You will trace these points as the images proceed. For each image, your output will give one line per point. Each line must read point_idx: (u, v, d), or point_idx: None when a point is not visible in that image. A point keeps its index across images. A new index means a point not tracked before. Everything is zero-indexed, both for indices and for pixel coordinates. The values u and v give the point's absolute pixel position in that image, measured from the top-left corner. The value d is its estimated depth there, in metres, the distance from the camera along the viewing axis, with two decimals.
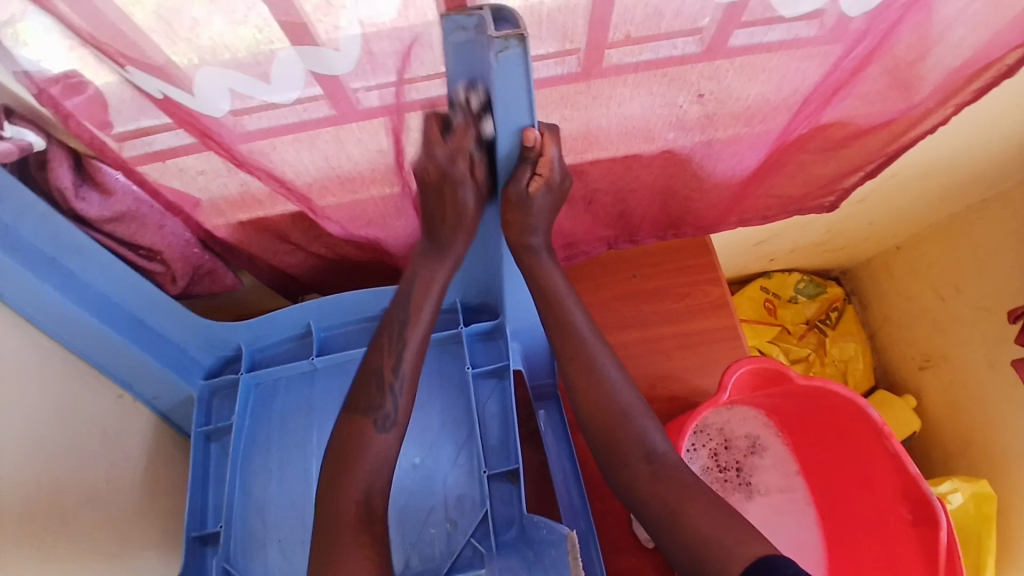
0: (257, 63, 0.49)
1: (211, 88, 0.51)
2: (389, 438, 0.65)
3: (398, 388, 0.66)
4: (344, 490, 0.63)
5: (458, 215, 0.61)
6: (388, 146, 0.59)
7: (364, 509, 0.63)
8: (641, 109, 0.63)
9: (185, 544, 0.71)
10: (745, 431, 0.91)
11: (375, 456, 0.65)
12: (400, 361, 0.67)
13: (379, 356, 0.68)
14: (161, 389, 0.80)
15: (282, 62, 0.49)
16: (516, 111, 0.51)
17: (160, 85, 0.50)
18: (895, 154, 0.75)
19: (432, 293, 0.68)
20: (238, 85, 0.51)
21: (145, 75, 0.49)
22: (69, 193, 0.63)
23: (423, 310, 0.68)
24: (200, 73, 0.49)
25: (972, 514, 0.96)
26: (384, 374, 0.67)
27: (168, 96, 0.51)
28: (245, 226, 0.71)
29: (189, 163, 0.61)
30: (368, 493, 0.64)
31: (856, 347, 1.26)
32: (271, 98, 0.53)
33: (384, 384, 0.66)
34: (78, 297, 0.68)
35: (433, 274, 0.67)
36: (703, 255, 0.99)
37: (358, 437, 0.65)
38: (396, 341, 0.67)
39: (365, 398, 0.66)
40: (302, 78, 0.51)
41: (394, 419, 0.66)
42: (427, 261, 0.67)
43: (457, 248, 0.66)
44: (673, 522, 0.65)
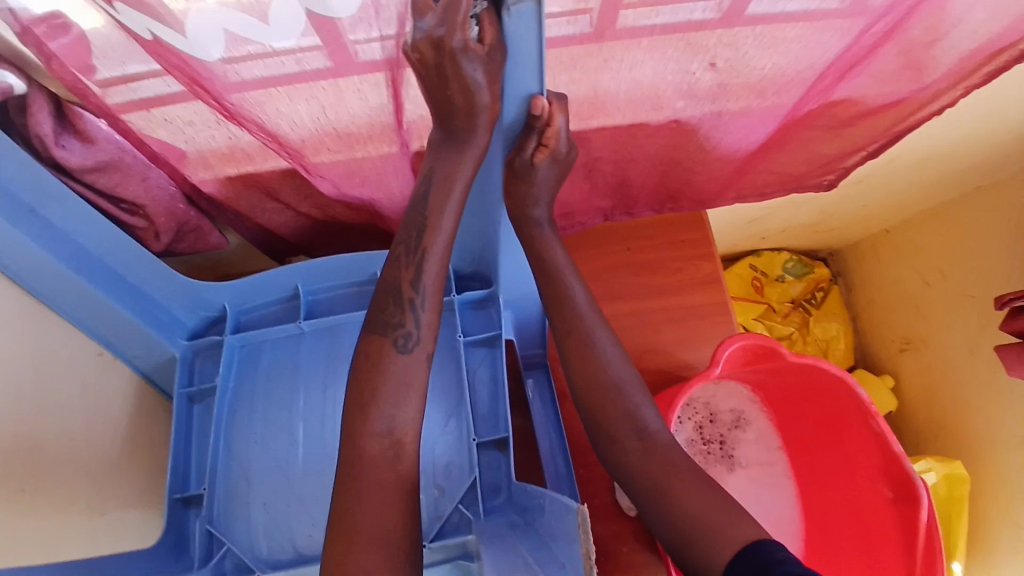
0: (256, 2, 0.45)
1: (203, 27, 0.47)
2: (410, 358, 0.60)
3: (419, 303, 0.61)
4: (362, 431, 0.58)
5: (469, 95, 0.52)
6: (387, 102, 0.57)
7: (387, 441, 0.59)
8: (652, 75, 0.61)
9: (168, 506, 0.71)
10: (729, 406, 0.93)
11: (394, 378, 0.60)
12: (421, 273, 0.61)
13: (397, 269, 0.61)
14: (142, 349, 0.77)
15: (282, 4, 0.45)
16: (524, 77, 0.51)
17: (150, 23, 0.46)
18: (899, 134, 0.73)
19: (455, 196, 0.60)
20: (233, 26, 0.47)
21: (129, 12, 0.45)
22: (49, 141, 0.58)
23: (448, 213, 0.61)
24: (193, 12, 0.46)
25: (943, 496, 1.01)
26: (405, 290, 0.61)
27: (157, 36, 0.48)
28: (232, 180, 0.68)
29: (176, 113, 0.58)
30: (393, 428, 0.59)
31: (838, 327, 1.28)
32: (270, 44, 0.49)
33: (403, 300, 0.61)
34: (56, 248, 0.65)
35: (455, 165, 0.58)
36: (698, 230, 0.98)
37: (376, 360, 0.60)
38: (416, 251, 0.61)
39: (384, 317, 0.61)
40: (301, 22, 0.47)
41: (415, 338, 0.61)
42: (445, 157, 0.58)
43: (479, 132, 0.56)
44: (659, 496, 0.65)
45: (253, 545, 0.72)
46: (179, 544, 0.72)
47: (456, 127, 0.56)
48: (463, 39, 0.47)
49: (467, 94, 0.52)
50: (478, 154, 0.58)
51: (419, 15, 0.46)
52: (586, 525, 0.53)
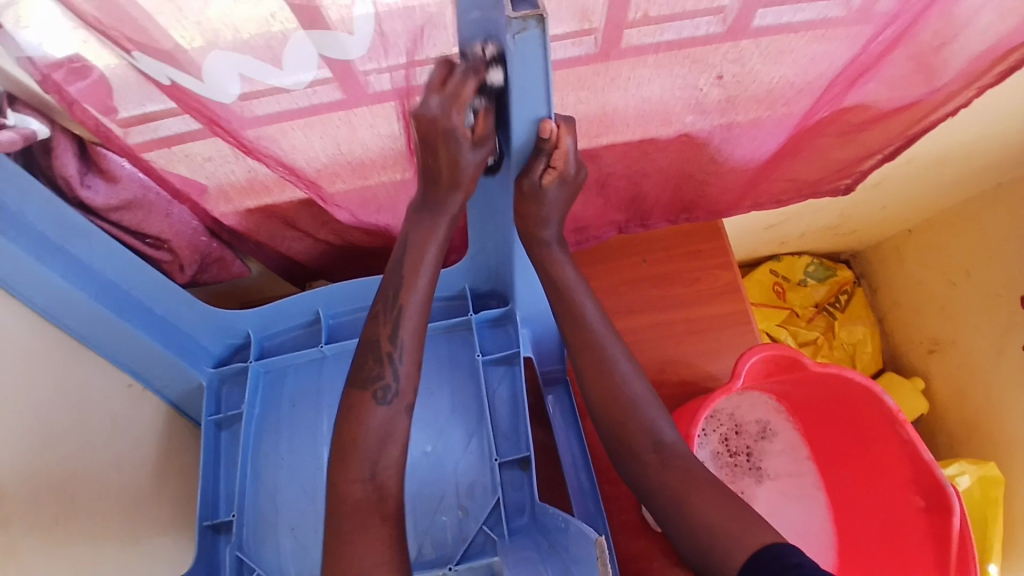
0: (268, 47, 0.47)
1: (220, 72, 0.49)
2: (390, 410, 0.60)
3: (398, 356, 0.61)
4: (345, 476, 0.59)
5: (454, 168, 0.55)
6: (399, 132, 0.58)
7: (371, 487, 0.59)
8: (659, 91, 0.61)
9: (197, 534, 0.71)
10: (755, 416, 0.91)
11: (375, 428, 0.60)
12: (398, 329, 0.61)
13: (375, 326, 0.62)
14: (170, 377, 0.79)
15: (295, 46, 0.47)
16: (533, 99, 0.51)
17: (169, 71, 0.48)
18: (916, 136, 0.72)
19: (428, 257, 0.62)
20: (247, 70, 0.49)
21: (150, 61, 0.48)
22: (74, 181, 0.61)
23: (422, 272, 0.62)
24: (209, 57, 0.47)
25: (977, 499, 0.97)
26: (383, 345, 0.61)
27: (175, 82, 0.50)
28: (252, 213, 0.70)
29: (195, 149, 0.60)
30: (376, 473, 0.59)
31: (864, 330, 1.25)
32: (283, 83, 0.51)
33: (381, 355, 0.61)
34: (84, 284, 0.68)
35: (429, 230, 0.61)
36: (715, 239, 0.97)
37: (356, 414, 0.60)
38: (391, 306, 0.62)
39: (363, 371, 0.61)
40: (312, 62, 0.49)
41: (395, 389, 0.61)
42: (420, 221, 0.62)
43: (457, 197, 0.59)
44: (679, 509, 0.64)
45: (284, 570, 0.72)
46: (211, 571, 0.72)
47: (432, 196, 0.59)
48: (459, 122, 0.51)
49: (453, 165, 0.55)
50: (452, 220, 0.61)
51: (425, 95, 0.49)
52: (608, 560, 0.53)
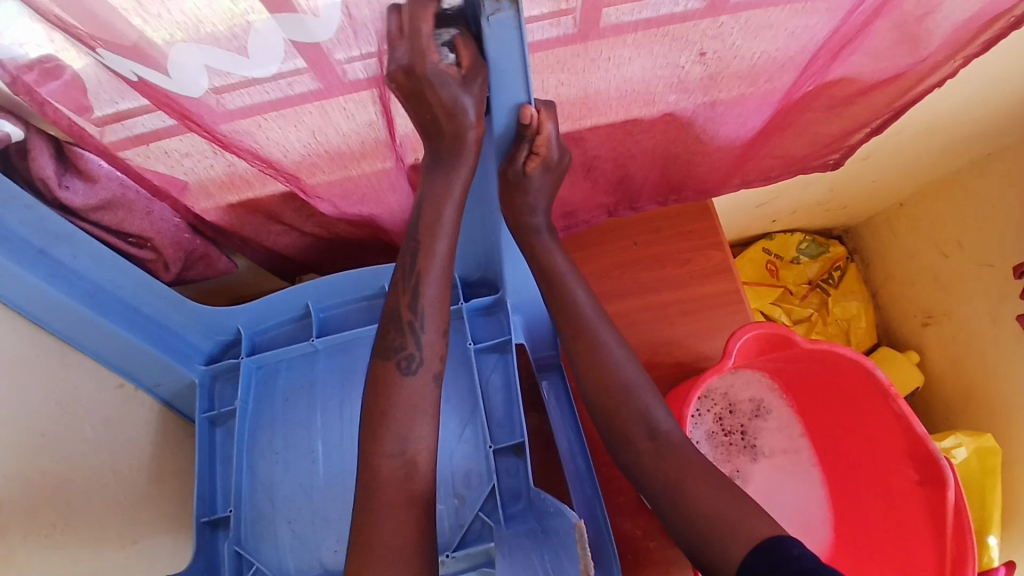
0: (233, 36, 0.46)
1: (185, 65, 0.48)
2: (415, 379, 0.62)
3: (419, 325, 0.62)
4: (374, 450, 0.60)
5: (453, 115, 0.54)
6: (377, 119, 0.57)
7: (399, 462, 0.60)
8: (641, 71, 0.60)
9: (196, 530, 0.71)
10: (749, 394, 0.91)
11: (400, 403, 0.61)
12: (418, 297, 0.62)
13: (397, 296, 0.63)
14: (161, 375, 0.78)
15: (259, 34, 0.46)
16: (512, 87, 0.52)
17: (135, 67, 0.47)
18: (902, 108, 0.72)
19: (446, 220, 0.61)
20: (213, 61, 0.48)
21: (113, 58, 0.47)
22: (52, 182, 0.61)
23: (440, 237, 0.61)
24: (176, 51, 0.47)
25: (974, 468, 0.98)
26: (403, 315, 0.62)
27: (142, 77, 0.49)
28: (235, 208, 0.69)
29: (173, 146, 0.59)
30: (405, 448, 0.60)
31: (858, 305, 1.25)
32: (250, 74, 0.50)
33: (403, 325, 0.62)
34: (69, 287, 0.68)
35: (444, 186, 0.59)
36: (705, 219, 0.97)
37: (381, 388, 0.62)
38: (410, 275, 0.62)
39: (386, 342, 0.63)
40: (280, 46, 0.47)
41: (416, 360, 0.62)
42: (434, 180, 0.60)
43: (467, 152, 0.57)
44: (672, 495, 0.65)
45: (283, 564, 0.73)
46: (209, 567, 0.72)
47: (441, 150, 0.58)
48: (435, 62, 0.49)
49: (450, 114, 0.53)
50: (467, 175, 0.59)
51: (389, 47, 0.48)
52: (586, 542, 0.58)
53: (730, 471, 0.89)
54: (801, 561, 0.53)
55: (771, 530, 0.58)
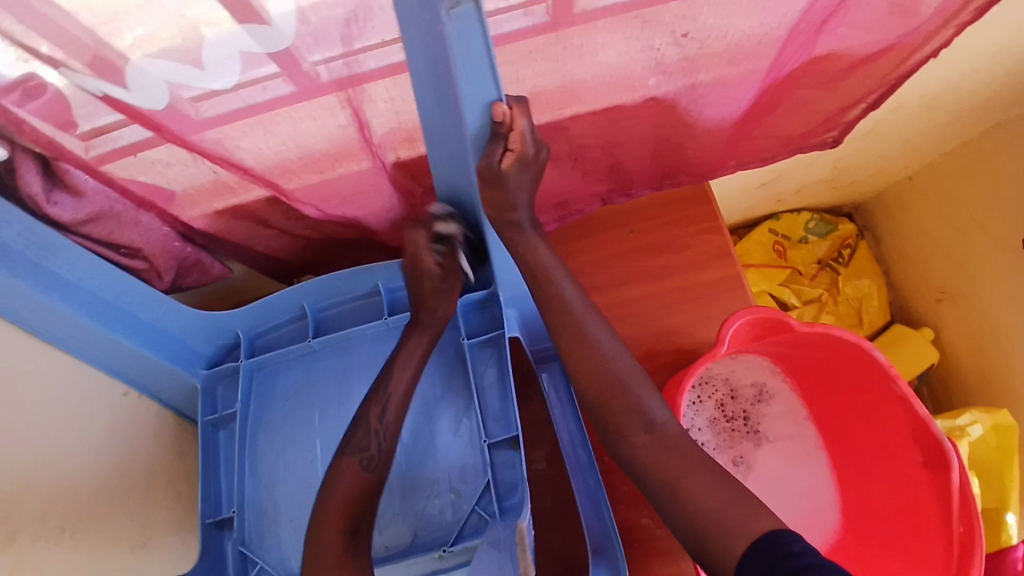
0: (187, 50, 0.46)
1: (145, 81, 0.48)
2: (373, 477, 0.69)
3: (383, 433, 0.70)
4: (327, 527, 0.66)
5: (433, 292, 0.74)
6: (348, 121, 0.57)
7: (348, 542, 0.65)
8: (617, 56, 0.59)
9: (201, 531, 0.73)
10: (750, 379, 0.90)
11: (362, 494, 0.68)
12: (385, 410, 0.71)
13: (366, 408, 0.72)
14: (164, 380, 0.80)
15: (212, 46, 0.46)
16: (481, 87, 0.53)
17: (98, 84, 0.48)
18: (898, 81, 0.69)
19: (412, 360, 0.73)
20: (174, 74, 0.48)
21: (78, 75, 0.48)
22: (40, 199, 0.62)
23: (407, 369, 0.73)
24: (137, 66, 0.47)
25: (991, 446, 0.95)
26: (370, 422, 0.71)
27: (109, 94, 0.50)
28: (222, 214, 0.70)
29: (154, 156, 0.60)
30: (353, 528, 0.66)
31: (870, 283, 1.22)
32: (211, 85, 0.50)
33: (370, 429, 0.70)
34: (66, 298, 0.69)
35: (415, 338, 0.74)
36: (703, 203, 0.95)
37: (345, 480, 0.68)
38: (380, 392, 0.72)
39: (353, 441, 0.70)
40: (238, 60, 0.48)
41: (379, 459, 0.70)
42: (412, 332, 0.75)
43: (439, 317, 0.75)
44: (671, 492, 0.62)
45: (286, 561, 0.74)
46: (214, 566, 0.74)
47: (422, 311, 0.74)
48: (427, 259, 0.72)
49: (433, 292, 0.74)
50: (434, 333, 0.75)
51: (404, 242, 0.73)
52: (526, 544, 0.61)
53: (733, 458, 0.88)
54: (804, 557, 0.50)
55: (769, 525, 0.55)
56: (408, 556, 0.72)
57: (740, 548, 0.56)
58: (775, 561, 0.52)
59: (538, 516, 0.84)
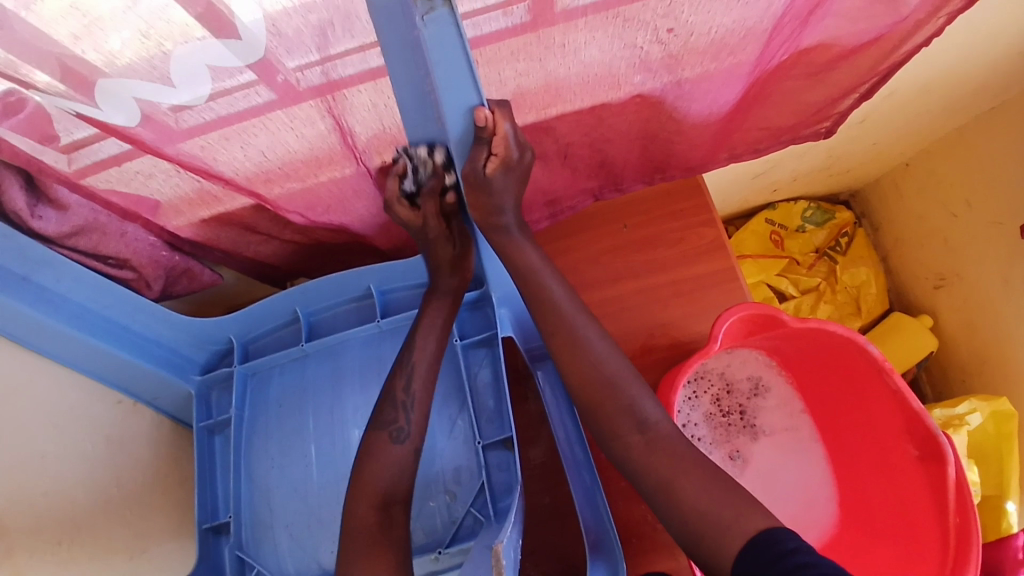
0: (153, 67, 0.46)
1: (116, 98, 0.48)
2: (405, 448, 0.68)
3: (410, 405, 0.70)
4: (364, 500, 0.66)
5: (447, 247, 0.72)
6: (327, 130, 0.57)
7: (382, 514, 0.66)
8: (599, 54, 0.58)
9: (197, 537, 0.74)
10: (745, 373, 0.90)
11: (393, 467, 0.68)
12: (411, 380, 0.70)
13: (392, 382, 0.71)
14: (158, 390, 0.81)
15: (178, 61, 0.46)
16: (461, 90, 0.53)
17: (71, 104, 0.50)
18: (889, 71, 0.68)
19: (438, 325, 0.72)
20: (141, 92, 0.48)
21: (53, 96, 0.49)
22: (24, 213, 0.63)
23: (431, 336, 0.72)
24: (105, 84, 0.47)
25: (991, 433, 0.95)
26: (397, 394, 0.70)
27: (80, 112, 0.51)
28: (208, 222, 0.70)
29: (134, 168, 0.60)
30: (384, 501, 0.66)
31: (867, 271, 1.21)
32: (177, 99, 0.49)
33: (397, 402, 0.70)
34: (55, 311, 0.70)
35: (439, 301, 0.73)
36: (695, 196, 0.94)
37: (375, 455, 0.68)
38: (405, 363, 0.71)
39: (381, 415, 0.70)
40: (204, 74, 0.47)
41: (408, 430, 0.69)
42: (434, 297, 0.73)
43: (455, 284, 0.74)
44: (664, 496, 0.62)
45: (283, 566, 0.75)
46: (212, 573, 0.75)
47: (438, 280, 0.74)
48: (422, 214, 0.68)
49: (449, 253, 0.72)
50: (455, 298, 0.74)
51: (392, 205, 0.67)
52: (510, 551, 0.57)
53: (729, 453, 0.88)
54: (796, 555, 0.51)
55: (764, 524, 0.56)
56: None
57: (737, 544, 0.56)
58: (770, 561, 0.52)
59: (535, 513, 0.85)
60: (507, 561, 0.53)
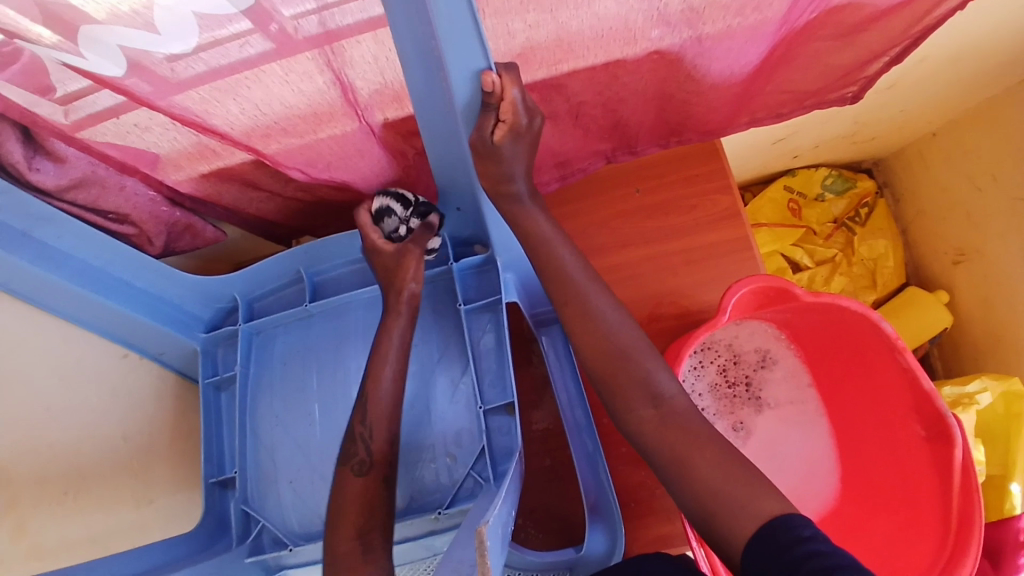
0: (137, 14, 0.44)
1: (100, 42, 0.46)
2: (368, 480, 0.66)
3: (369, 435, 0.68)
4: (339, 537, 0.62)
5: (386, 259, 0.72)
6: (328, 84, 0.55)
7: (359, 544, 0.61)
8: (615, 6, 0.55)
9: (203, 491, 0.76)
10: (754, 345, 0.88)
11: (367, 499, 0.65)
12: (367, 413, 0.68)
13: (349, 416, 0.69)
14: (165, 345, 0.81)
15: (164, 9, 0.43)
16: (469, 53, 0.50)
17: (56, 53, 0.48)
18: (926, 32, 0.63)
19: (393, 352, 0.70)
20: (126, 40, 0.46)
21: (41, 46, 0.48)
22: (22, 166, 0.63)
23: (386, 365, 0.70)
24: (91, 30, 0.45)
25: (1000, 414, 0.92)
26: (355, 427, 0.68)
27: (68, 63, 0.49)
28: (208, 177, 0.69)
29: (131, 121, 0.58)
30: (363, 531, 0.62)
31: (886, 243, 1.17)
32: (168, 49, 0.47)
33: (354, 435, 0.68)
34: (58, 267, 0.71)
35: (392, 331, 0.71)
36: (713, 160, 0.91)
37: (343, 492, 0.65)
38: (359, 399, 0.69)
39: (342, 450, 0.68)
40: (192, 25, 0.45)
41: (370, 460, 0.67)
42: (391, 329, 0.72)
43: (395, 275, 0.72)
44: (677, 468, 0.59)
45: (286, 521, 0.76)
46: (219, 524, 0.77)
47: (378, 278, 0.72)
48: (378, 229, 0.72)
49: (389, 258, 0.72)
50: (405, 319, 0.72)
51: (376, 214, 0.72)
52: (498, 520, 0.53)
53: (732, 424, 0.87)
54: (811, 543, 0.48)
55: (780, 509, 0.53)
56: (402, 518, 0.74)
57: (750, 528, 0.53)
58: (784, 547, 0.49)
59: (535, 474, 0.86)
60: (493, 545, 0.50)
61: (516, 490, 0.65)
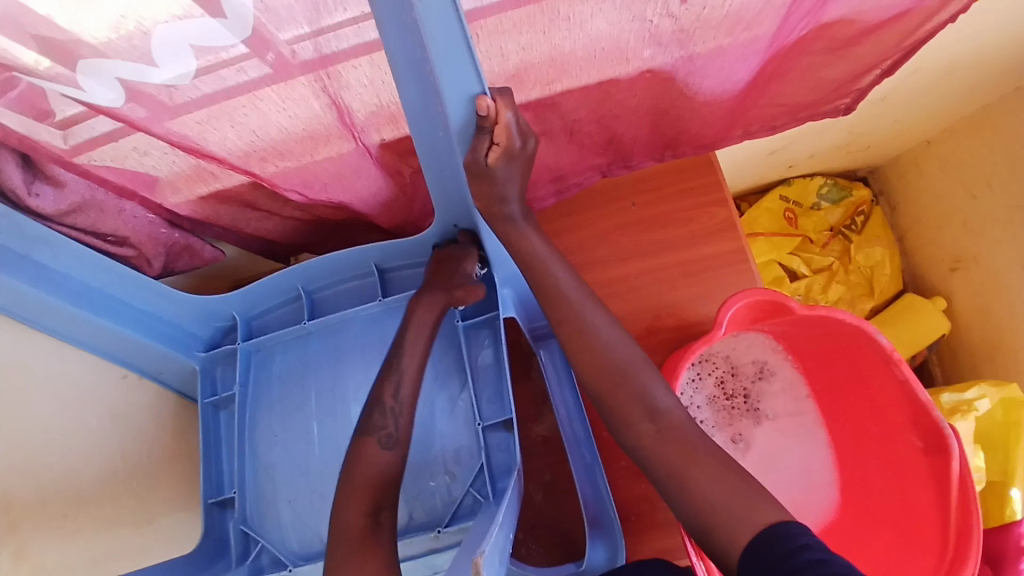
0: (134, 47, 0.44)
1: (99, 73, 0.47)
2: (393, 455, 0.66)
3: (399, 410, 0.68)
4: (352, 507, 0.63)
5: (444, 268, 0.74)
6: (323, 108, 0.55)
7: (370, 519, 0.63)
8: (607, 27, 0.55)
9: (203, 511, 0.76)
10: (751, 357, 0.89)
11: (385, 476, 0.65)
12: (400, 387, 0.69)
13: (380, 387, 0.69)
14: (162, 363, 0.80)
15: (160, 40, 0.44)
16: (463, 77, 0.50)
17: (53, 84, 0.49)
18: (915, 47, 0.64)
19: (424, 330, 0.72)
20: (125, 72, 0.47)
21: (39, 78, 0.48)
22: (21, 191, 0.64)
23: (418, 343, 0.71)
24: (89, 63, 0.46)
25: (999, 420, 0.92)
26: (385, 399, 0.68)
27: (69, 95, 0.50)
28: (207, 199, 0.69)
29: (128, 146, 0.59)
30: (376, 507, 0.63)
31: (883, 251, 1.18)
32: (166, 79, 0.48)
33: (385, 408, 0.68)
34: (56, 289, 0.72)
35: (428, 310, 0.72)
36: (708, 173, 0.91)
37: (363, 465, 0.65)
38: (395, 371, 0.70)
39: (369, 421, 0.67)
40: (189, 56, 0.46)
41: (398, 436, 0.67)
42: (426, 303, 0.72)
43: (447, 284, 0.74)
44: (675, 482, 0.59)
45: (286, 541, 0.76)
46: (219, 545, 0.77)
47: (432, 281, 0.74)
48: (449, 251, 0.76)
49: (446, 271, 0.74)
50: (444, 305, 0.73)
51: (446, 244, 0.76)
52: (495, 543, 0.53)
53: (731, 436, 0.87)
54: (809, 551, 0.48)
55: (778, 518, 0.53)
56: (403, 535, 0.74)
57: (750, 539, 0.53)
58: (785, 554, 0.49)
59: (537, 489, 0.85)
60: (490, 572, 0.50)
61: (515, 508, 0.66)
